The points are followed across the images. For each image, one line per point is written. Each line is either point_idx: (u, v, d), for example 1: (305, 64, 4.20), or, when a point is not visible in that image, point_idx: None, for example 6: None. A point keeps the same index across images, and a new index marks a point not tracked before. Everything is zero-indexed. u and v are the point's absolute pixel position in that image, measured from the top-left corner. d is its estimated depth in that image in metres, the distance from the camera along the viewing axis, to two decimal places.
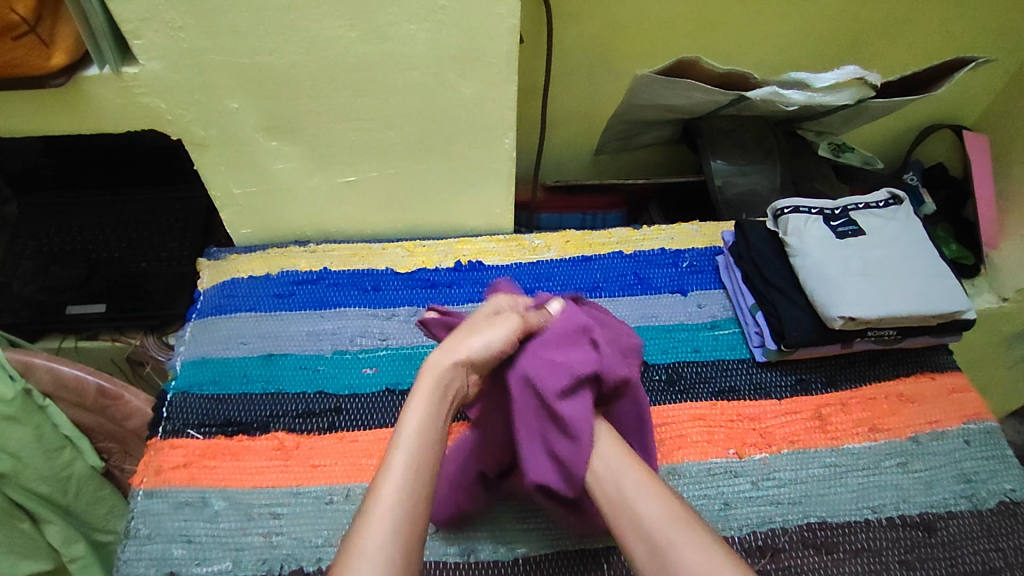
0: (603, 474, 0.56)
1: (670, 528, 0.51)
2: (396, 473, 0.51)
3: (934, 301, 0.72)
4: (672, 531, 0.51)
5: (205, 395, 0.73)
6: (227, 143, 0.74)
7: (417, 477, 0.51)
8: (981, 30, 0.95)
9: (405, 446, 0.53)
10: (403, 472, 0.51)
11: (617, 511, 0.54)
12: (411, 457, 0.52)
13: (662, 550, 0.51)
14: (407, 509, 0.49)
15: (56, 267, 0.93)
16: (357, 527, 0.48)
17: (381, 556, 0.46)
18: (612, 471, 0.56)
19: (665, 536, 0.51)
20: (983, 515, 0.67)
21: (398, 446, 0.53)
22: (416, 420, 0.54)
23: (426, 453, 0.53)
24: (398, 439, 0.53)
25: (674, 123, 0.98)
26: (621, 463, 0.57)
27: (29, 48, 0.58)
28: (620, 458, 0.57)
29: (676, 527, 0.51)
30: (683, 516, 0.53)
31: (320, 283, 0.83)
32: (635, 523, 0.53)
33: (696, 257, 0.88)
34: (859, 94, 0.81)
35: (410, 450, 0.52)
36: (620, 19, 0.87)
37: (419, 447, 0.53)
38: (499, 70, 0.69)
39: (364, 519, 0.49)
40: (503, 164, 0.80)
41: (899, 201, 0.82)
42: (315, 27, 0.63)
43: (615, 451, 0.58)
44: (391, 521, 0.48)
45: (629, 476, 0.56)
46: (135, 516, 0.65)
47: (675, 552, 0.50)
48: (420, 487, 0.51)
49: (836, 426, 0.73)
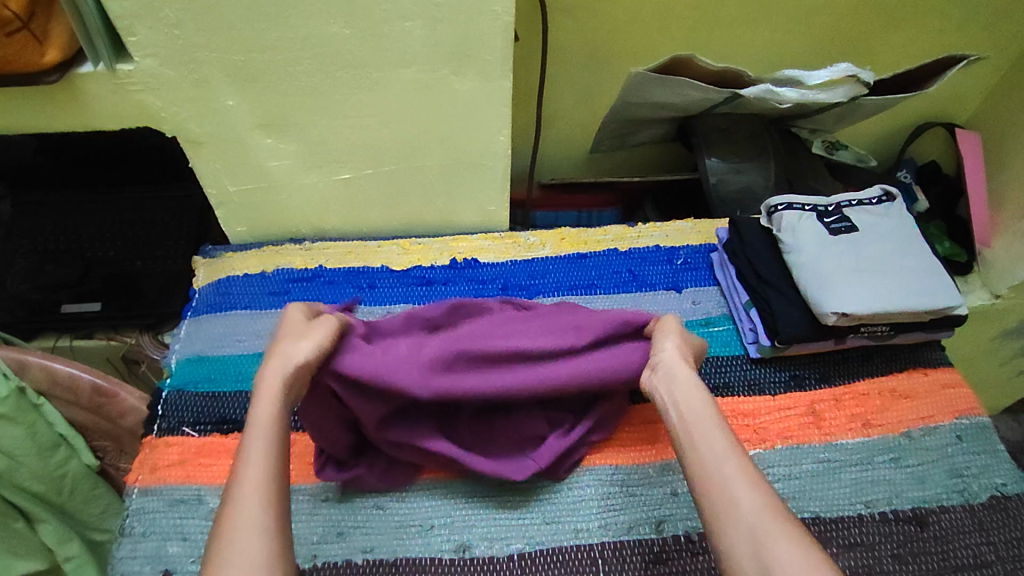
0: (706, 456, 0.51)
1: (765, 525, 0.46)
2: (255, 452, 0.50)
3: (926, 297, 0.73)
4: (770, 526, 0.46)
5: (200, 393, 0.73)
6: (222, 141, 0.74)
7: (276, 452, 0.51)
8: (973, 28, 0.96)
9: (262, 427, 0.52)
10: (261, 449, 0.50)
11: (715, 501, 0.49)
12: (267, 434, 0.51)
13: (756, 545, 0.45)
14: (272, 480, 0.49)
15: (51, 266, 0.92)
16: (225, 505, 0.47)
17: (256, 524, 0.46)
18: (718, 455, 0.51)
19: (759, 530, 0.46)
20: (975, 510, 0.67)
21: (254, 426, 0.52)
22: (269, 402, 0.53)
23: (284, 431, 0.53)
24: (253, 420, 0.52)
25: (668, 121, 0.98)
26: (728, 451, 0.51)
27: (23, 44, 0.58)
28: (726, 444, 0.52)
29: (772, 524, 0.46)
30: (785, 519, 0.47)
31: (315, 281, 0.83)
32: (731, 514, 0.48)
33: (691, 254, 0.88)
34: (852, 92, 0.81)
35: (266, 428, 0.52)
36: (614, 16, 0.87)
37: (274, 423, 0.52)
38: (493, 68, 0.69)
39: (230, 498, 0.48)
40: (498, 161, 0.80)
41: (892, 198, 0.83)
42: (308, 24, 0.63)
43: (721, 435, 0.53)
44: (257, 489, 0.48)
45: (731, 463, 0.50)
46: (129, 514, 0.65)
47: (770, 551, 0.45)
48: (282, 460, 0.51)
49: (830, 422, 0.73)
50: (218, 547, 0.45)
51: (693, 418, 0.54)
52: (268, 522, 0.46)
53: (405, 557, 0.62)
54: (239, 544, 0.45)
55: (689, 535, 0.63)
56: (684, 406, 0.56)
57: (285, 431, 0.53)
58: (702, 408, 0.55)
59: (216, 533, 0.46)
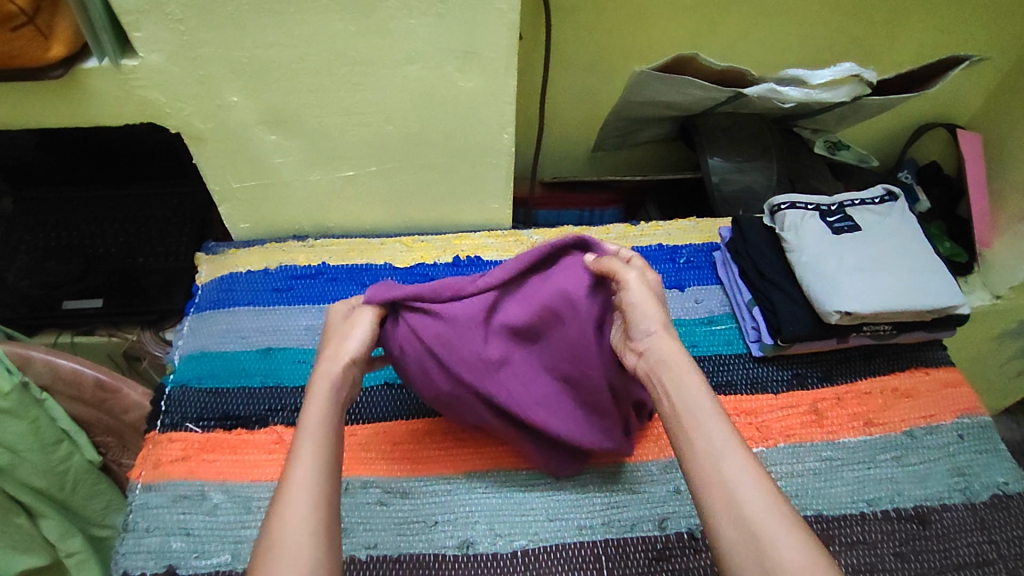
0: (703, 453, 0.51)
1: (766, 520, 0.47)
2: (308, 457, 0.50)
3: (930, 296, 0.73)
4: (770, 523, 0.46)
5: (204, 389, 0.73)
6: (226, 137, 0.74)
7: (326, 459, 0.51)
8: (976, 29, 0.96)
9: (312, 434, 0.52)
10: (310, 456, 0.50)
11: (717, 499, 0.49)
12: (315, 442, 0.51)
13: (754, 540, 0.46)
14: (323, 485, 0.49)
15: (54, 262, 0.92)
16: (275, 507, 0.48)
17: (304, 530, 0.46)
18: (716, 449, 0.51)
19: (759, 527, 0.46)
20: (977, 508, 0.68)
21: (303, 435, 0.52)
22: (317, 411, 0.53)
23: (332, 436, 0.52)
24: (304, 427, 0.52)
25: (671, 120, 0.99)
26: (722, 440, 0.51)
27: (28, 39, 0.58)
28: (726, 436, 0.51)
29: (772, 521, 0.47)
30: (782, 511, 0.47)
31: (318, 278, 0.83)
32: (733, 512, 0.48)
33: (694, 252, 0.88)
34: (854, 91, 0.82)
35: (314, 436, 0.52)
36: (619, 14, 0.87)
37: (320, 432, 0.52)
38: (498, 65, 0.69)
39: (281, 498, 0.48)
40: (501, 160, 0.80)
41: (895, 197, 0.83)
42: (313, 20, 0.63)
43: (721, 426, 0.52)
44: (306, 494, 0.48)
45: (732, 460, 0.50)
46: (133, 509, 0.65)
47: (773, 553, 0.45)
48: (330, 468, 0.51)
49: (832, 420, 0.73)
50: (267, 547, 0.45)
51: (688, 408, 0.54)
52: (316, 529, 0.46)
53: (409, 553, 0.62)
54: (290, 545, 0.45)
55: (691, 534, 0.64)
56: (677, 398, 0.55)
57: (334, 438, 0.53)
58: (695, 399, 0.54)
59: (267, 531, 0.46)
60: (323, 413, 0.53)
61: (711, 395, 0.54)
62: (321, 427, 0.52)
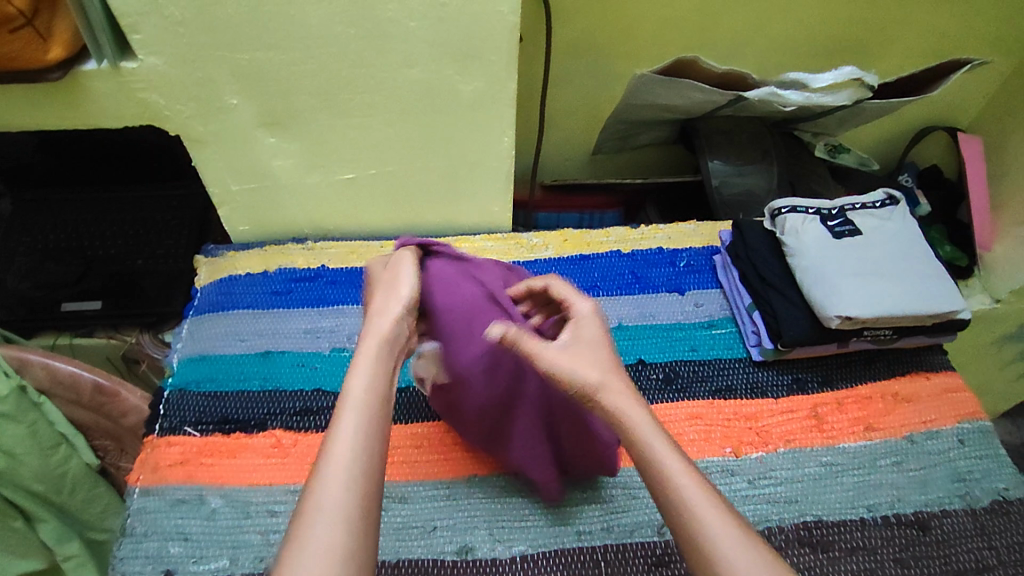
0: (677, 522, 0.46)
1: None
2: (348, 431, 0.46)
3: (931, 301, 0.73)
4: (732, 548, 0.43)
5: (203, 392, 0.73)
6: (225, 139, 0.73)
7: (371, 434, 0.47)
8: (978, 32, 0.96)
9: (357, 401, 0.48)
10: (354, 430, 0.46)
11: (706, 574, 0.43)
12: (361, 412, 0.47)
13: None
14: (364, 464, 0.45)
15: (52, 264, 0.92)
16: (311, 487, 0.44)
17: (340, 514, 0.42)
18: (670, 480, 0.47)
19: None
20: (977, 514, 0.67)
21: (348, 403, 0.48)
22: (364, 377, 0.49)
23: (380, 408, 0.48)
24: (350, 392, 0.48)
25: (672, 123, 0.98)
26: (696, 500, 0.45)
27: (27, 41, 0.57)
28: (672, 459, 0.48)
29: None
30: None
31: (317, 281, 0.83)
32: None
33: (694, 256, 0.88)
34: (856, 95, 0.82)
35: (361, 405, 0.47)
36: (620, 17, 0.87)
37: (367, 401, 0.48)
38: (499, 68, 0.69)
39: (316, 481, 0.44)
40: (502, 162, 0.80)
41: (896, 201, 0.83)
42: (314, 23, 0.62)
43: (665, 448, 0.48)
44: (346, 472, 0.44)
45: (684, 485, 0.46)
46: (131, 514, 0.65)
47: None
48: (376, 444, 0.47)
49: (832, 425, 0.73)
50: (297, 533, 0.42)
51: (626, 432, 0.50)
52: (354, 513, 0.43)
53: (408, 558, 0.61)
54: (320, 542, 0.41)
55: None
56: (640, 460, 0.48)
57: (383, 407, 0.49)
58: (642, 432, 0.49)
59: (300, 509, 0.43)
60: (373, 377, 0.49)
61: (652, 416, 0.50)
62: (370, 395, 0.48)
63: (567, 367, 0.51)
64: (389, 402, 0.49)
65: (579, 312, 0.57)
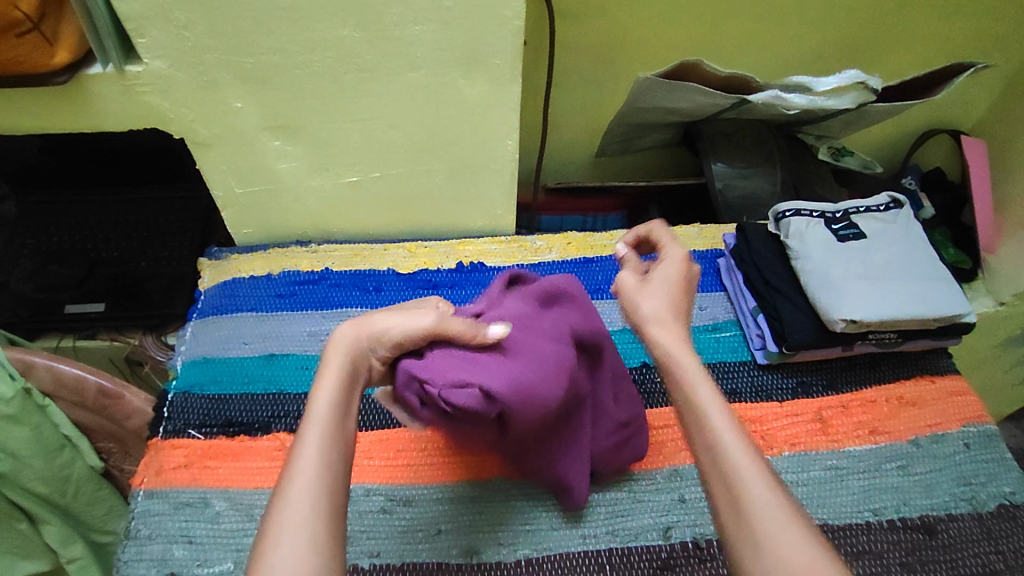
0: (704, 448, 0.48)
1: (768, 518, 0.43)
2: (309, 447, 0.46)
3: (936, 305, 0.73)
4: (757, 489, 0.45)
5: (206, 395, 0.73)
6: (229, 142, 0.74)
7: (333, 452, 0.47)
8: (981, 35, 0.96)
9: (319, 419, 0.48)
10: (316, 447, 0.46)
11: (725, 498, 0.45)
12: (324, 428, 0.47)
13: (753, 533, 0.43)
14: (328, 479, 0.45)
15: (56, 266, 0.93)
16: (274, 501, 0.44)
17: (303, 532, 0.42)
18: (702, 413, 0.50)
19: (759, 523, 0.43)
20: (983, 518, 0.67)
21: (311, 421, 0.47)
22: (324, 400, 0.49)
23: (342, 425, 0.48)
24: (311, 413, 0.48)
25: (675, 125, 0.98)
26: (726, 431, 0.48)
27: (33, 45, 0.57)
28: (709, 396, 0.50)
29: (775, 517, 0.43)
30: (783, 506, 0.44)
31: (321, 283, 0.83)
32: (735, 508, 0.45)
33: (698, 259, 0.88)
34: (860, 98, 0.82)
35: (324, 423, 0.47)
36: (624, 20, 0.87)
37: (331, 416, 0.48)
38: (503, 72, 0.69)
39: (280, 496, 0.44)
40: (505, 165, 0.80)
41: (900, 204, 0.83)
42: (319, 27, 0.63)
43: (706, 387, 0.51)
44: (310, 483, 0.44)
45: (713, 413, 0.49)
46: (135, 516, 0.65)
47: (772, 546, 0.42)
48: (338, 462, 0.47)
49: (837, 429, 0.73)
50: (264, 546, 0.42)
51: (672, 364, 0.53)
52: (319, 529, 0.43)
53: (413, 561, 0.62)
54: (286, 556, 0.41)
55: (696, 542, 0.64)
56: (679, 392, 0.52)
57: (344, 423, 0.49)
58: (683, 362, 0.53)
59: (264, 525, 0.43)
60: (332, 396, 0.49)
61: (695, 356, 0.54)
62: (331, 415, 0.48)
63: (631, 294, 0.58)
64: (352, 415, 0.50)
65: (671, 253, 0.62)
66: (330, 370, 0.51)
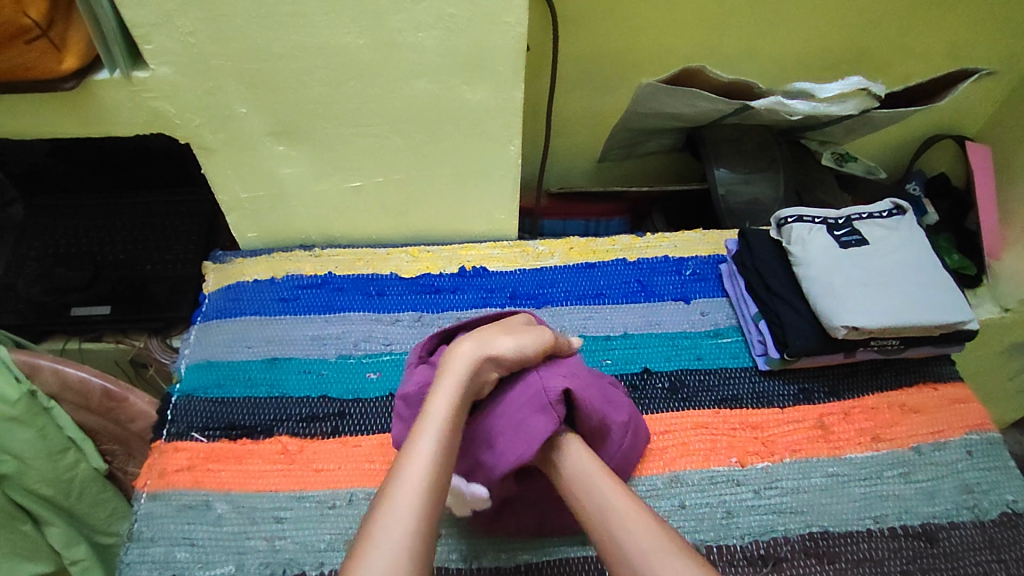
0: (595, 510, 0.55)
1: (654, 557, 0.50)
2: (420, 457, 0.52)
3: (937, 311, 0.72)
4: (640, 538, 0.51)
5: (208, 398, 0.74)
6: (235, 147, 0.74)
7: (439, 464, 0.52)
8: (986, 41, 0.96)
9: (430, 435, 0.53)
10: (426, 458, 0.52)
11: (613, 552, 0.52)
12: (436, 442, 0.53)
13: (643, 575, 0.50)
14: (432, 489, 0.50)
15: (63, 269, 0.93)
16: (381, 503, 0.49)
17: (403, 536, 0.47)
18: (587, 481, 0.57)
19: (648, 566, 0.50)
20: (985, 526, 0.67)
21: (424, 432, 0.53)
22: (439, 410, 0.55)
23: (450, 442, 0.54)
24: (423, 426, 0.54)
25: (677, 131, 0.99)
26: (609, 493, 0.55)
27: (42, 52, 0.58)
28: (591, 468, 0.58)
29: (660, 554, 0.50)
30: (663, 543, 0.51)
31: (324, 288, 0.83)
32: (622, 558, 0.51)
33: (700, 265, 0.88)
34: (863, 104, 0.82)
35: (435, 436, 0.53)
36: (628, 27, 0.88)
37: (442, 431, 0.54)
38: (506, 77, 0.69)
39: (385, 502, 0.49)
40: (508, 171, 0.80)
41: (903, 210, 0.83)
42: (324, 33, 0.63)
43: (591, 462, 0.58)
44: (416, 493, 0.50)
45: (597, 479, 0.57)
46: (138, 518, 0.65)
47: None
48: (442, 473, 0.52)
49: (838, 435, 0.73)
50: (362, 546, 0.47)
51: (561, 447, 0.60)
52: (416, 535, 0.47)
53: None
54: (384, 556, 0.46)
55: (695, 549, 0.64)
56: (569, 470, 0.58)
57: (450, 440, 0.54)
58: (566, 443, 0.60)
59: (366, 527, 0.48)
60: (447, 412, 0.55)
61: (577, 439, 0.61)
62: (442, 430, 0.54)
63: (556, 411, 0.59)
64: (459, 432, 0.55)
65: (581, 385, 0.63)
66: (449, 377, 0.57)
